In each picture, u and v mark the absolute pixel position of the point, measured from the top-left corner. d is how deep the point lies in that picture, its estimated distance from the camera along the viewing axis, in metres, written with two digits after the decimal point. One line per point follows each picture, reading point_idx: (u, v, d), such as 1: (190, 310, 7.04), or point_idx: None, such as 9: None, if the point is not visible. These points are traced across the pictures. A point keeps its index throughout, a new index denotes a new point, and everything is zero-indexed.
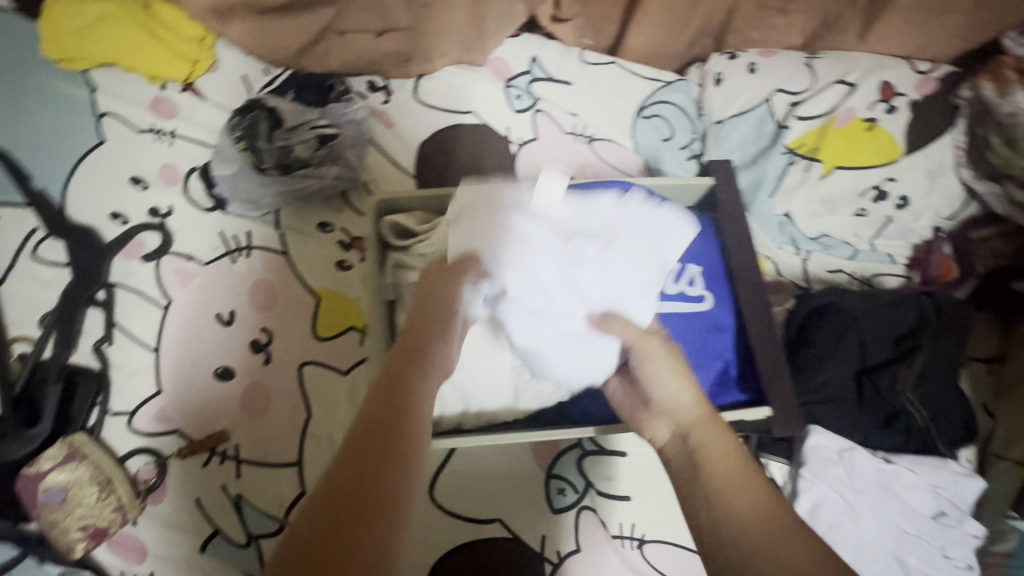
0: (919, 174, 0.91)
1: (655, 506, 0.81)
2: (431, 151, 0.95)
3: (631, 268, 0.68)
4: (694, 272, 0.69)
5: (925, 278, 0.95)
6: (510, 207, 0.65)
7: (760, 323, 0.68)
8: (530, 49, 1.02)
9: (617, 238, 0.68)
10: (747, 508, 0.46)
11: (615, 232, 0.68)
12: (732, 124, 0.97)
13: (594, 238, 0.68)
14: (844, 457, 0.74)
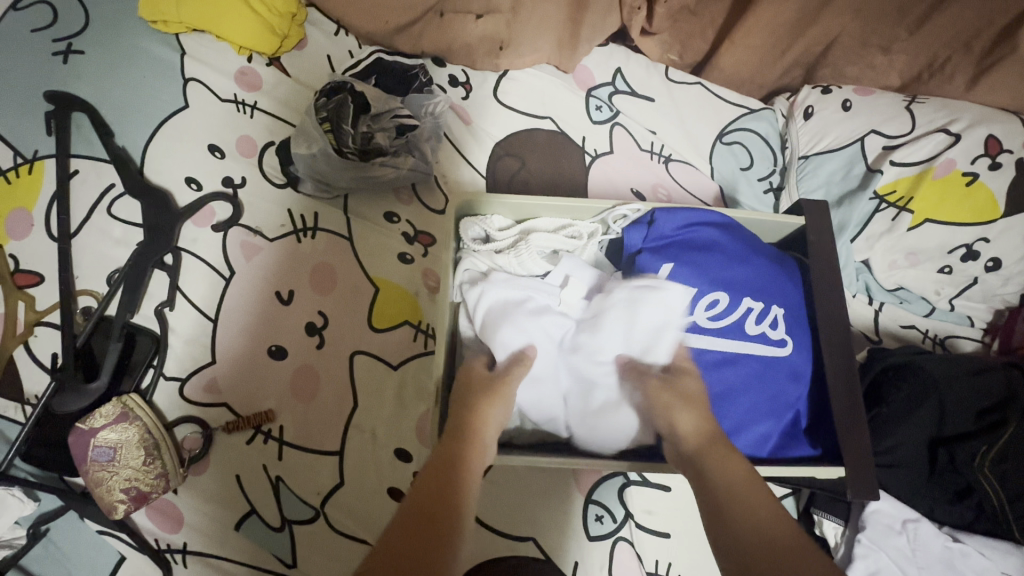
0: (1016, 238, 0.85)
1: (692, 547, 0.78)
2: (503, 152, 0.93)
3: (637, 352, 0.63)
4: (778, 315, 0.66)
5: (1004, 346, 0.89)
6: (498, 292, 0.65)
7: (844, 381, 0.65)
8: (615, 60, 1.00)
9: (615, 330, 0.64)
10: (766, 515, 0.47)
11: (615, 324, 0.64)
12: (818, 161, 0.93)
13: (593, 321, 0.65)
14: (911, 529, 0.71)
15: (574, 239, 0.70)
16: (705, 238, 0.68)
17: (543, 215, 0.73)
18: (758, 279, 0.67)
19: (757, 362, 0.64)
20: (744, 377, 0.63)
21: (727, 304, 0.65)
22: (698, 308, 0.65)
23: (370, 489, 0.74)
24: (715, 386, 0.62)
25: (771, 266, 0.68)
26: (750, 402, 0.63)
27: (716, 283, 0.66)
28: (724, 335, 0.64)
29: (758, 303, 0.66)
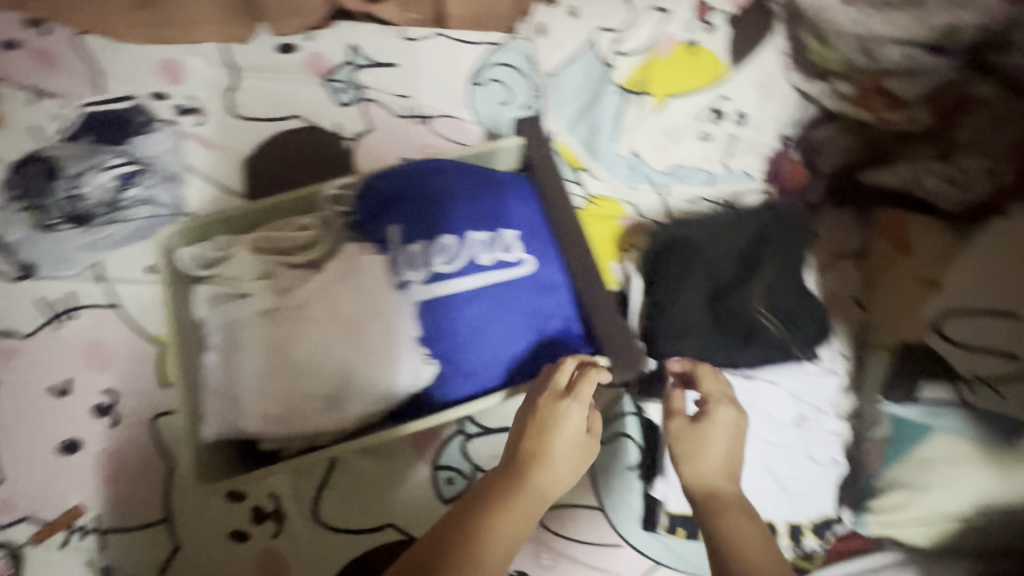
0: (750, 88, 0.91)
1: (542, 473, 0.79)
2: (257, 165, 0.90)
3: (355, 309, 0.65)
4: (509, 237, 0.68)
5: (782, 189, 0.94)
6: (220, 310, 0.65)
7: (593, 274, 0.68)
8: (345, 37, 0.97)
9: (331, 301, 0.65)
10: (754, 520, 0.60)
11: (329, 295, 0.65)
12: (564, 75, 0.94)
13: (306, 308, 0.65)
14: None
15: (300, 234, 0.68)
16: (425, 190, 0.68)
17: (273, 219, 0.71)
18: (487, 209, 0.69)
19: (500, 287, 0.66)
20: (487, 303, 0.66)
21: (457, 245, 0.66)
22: (433, 257, 0.66)
23: (211, 540, 0.73)
24: (467, 320, 0.66)
25: (498, 195, 0.70)
26: (512, 322, 0.66)
27: (442, 227, 0.67)
28: (460, 274, 0.66)
29: (484, 233, 0.67)
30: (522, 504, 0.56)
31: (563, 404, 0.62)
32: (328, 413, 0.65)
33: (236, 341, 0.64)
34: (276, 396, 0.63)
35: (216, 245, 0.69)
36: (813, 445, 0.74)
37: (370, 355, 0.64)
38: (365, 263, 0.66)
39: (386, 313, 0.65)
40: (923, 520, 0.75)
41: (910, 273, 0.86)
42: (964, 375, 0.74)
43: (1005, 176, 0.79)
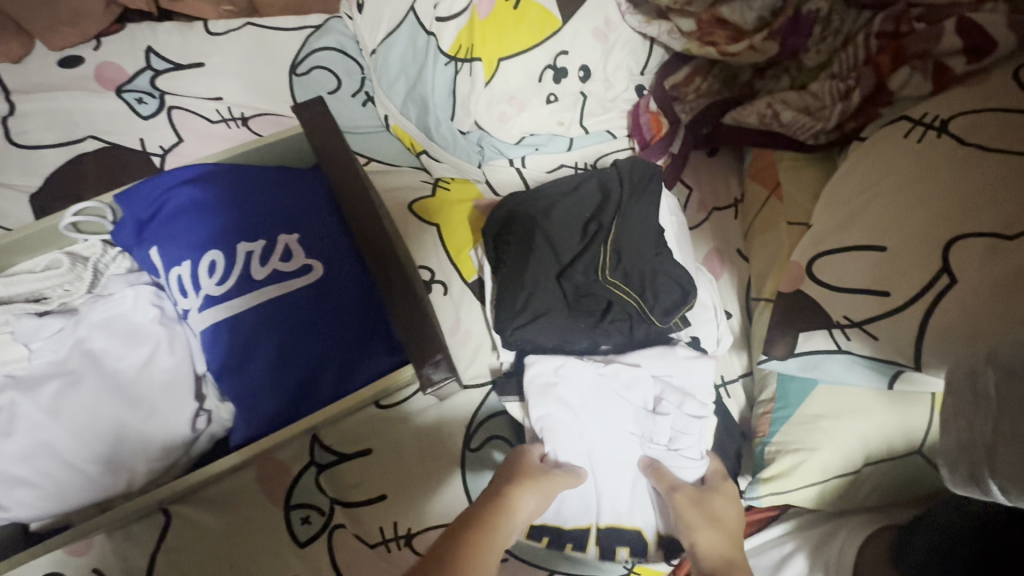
0: (588, 38, 0.82)
1: (407, 493, 0.71)
2: (47, 199, 0.79)
3: (120, 346, 0.56)
4: (287, 242, 0.60)
5: (643, 144, 0.88)
6: None
7: (390, 271, 0.58)
8: (141, 41, 0.86)
9: (95, 342, 0.57)
10: None
11: (91, 336, 0.57)
12: (386, 51, 0.85)
13: (65, 355, 0.56)
14: (561, 374, 0.69)
15: (50, 273, 0.59)
16: (185, 202, 0.59)
17: (20, 259, 0.60)
18: (268, 214, 0.60)
19: (286, 301, 0.58)
20: (272, 322, 0.57)
21: (226, 259, 0.58)
22: (202, 278, 0.57)
23: None
24: (251, 346, 0.57)
25: (281, 195, 0.62)
26: (308, 339, 0.58)
27: (208, 241, 0.58)
28: (235, 293, 0.57)
29: (257, 242, 0.59)
30: (508, 529, 0.52)
31: (525, 489, 0.57)
32: (102, 476, 0.54)
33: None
34: (37, 468, 0.54)
35: None
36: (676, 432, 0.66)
37: (142, 401, 0.55)
38: (129, 296, 0.58)
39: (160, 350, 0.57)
40: (816, 483, 0.69)
41: (779, 218, 0.79)
42: (835, 321, 0.66)
43: (854, 97, 0.74)
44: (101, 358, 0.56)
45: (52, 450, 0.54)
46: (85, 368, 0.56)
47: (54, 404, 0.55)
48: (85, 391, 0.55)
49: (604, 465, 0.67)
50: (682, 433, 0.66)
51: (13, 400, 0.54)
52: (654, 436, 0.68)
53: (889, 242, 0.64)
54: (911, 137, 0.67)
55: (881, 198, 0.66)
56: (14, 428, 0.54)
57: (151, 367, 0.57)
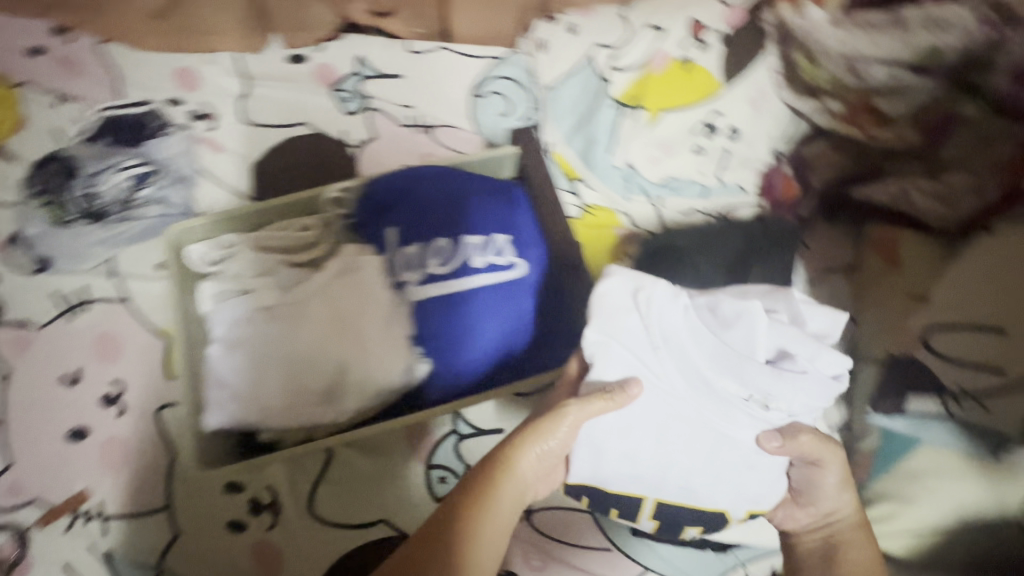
0: (743, 105, 0.94)
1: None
2: (265, 170, 0.94)
3: (346, 301, 0.68)
4: (504, 241, 0.71)
5: (773, 202, 0.97)
6: (225, 304, 0.69)
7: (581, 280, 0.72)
8: (353, 49, 1.01)
9: (324, 293, 0.68)
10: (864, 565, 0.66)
11: (322, 288, 0.69)
12: (561, 88, 0.97)
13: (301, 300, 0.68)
14: (641, 299, 0.66)
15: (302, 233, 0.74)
16: (423, 194, 0.72)
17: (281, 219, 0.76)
18: (483, 215, 0.72)
19: (489, 288, 0.69)
20: (479, 305, 0.69)
21: (451, 247, 0.70)
22: (429, 258, 0.70)
23: (207, 529, 0.75)
24: (457, 322, 0.68)
25: (493, 201, 0.73)
26: (502, 324, 0.69)
27: (438, 230, 0.71)
28: (455, 275, 0.69)
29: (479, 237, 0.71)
30: (497, 506, 0.63)
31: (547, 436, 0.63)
32: (325, 404, 0.67)
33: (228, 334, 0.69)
34: (274, 386, 0.66)
35: (223, 242, 0.74)
36: (806, 394, 0.62)
37: (362, 346, 0.66)
38: (357, 262, 0.69)
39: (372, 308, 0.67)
40: (916, 534, 0.75)
41: (898, 289, 0.86)
42: (947, 387, 0.74)
43: (991, 194, 0.80)
44: (329, 308, 0.68)
45: (286, 375, 0.66)
46: (315, 313, 0.68)
47: (292, 339, 0.67)
48: (316, 334, 0.67)
49: (683, 416, 0.65)
50: (809, 397, 0.63)
51: (262, 330, 0.67)
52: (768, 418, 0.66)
53: (1009, 326, 0.71)
54: None
55: (1005, 286, 0.73)
56: (260, 351, 0.67)
57: (366, 323, 0.67)
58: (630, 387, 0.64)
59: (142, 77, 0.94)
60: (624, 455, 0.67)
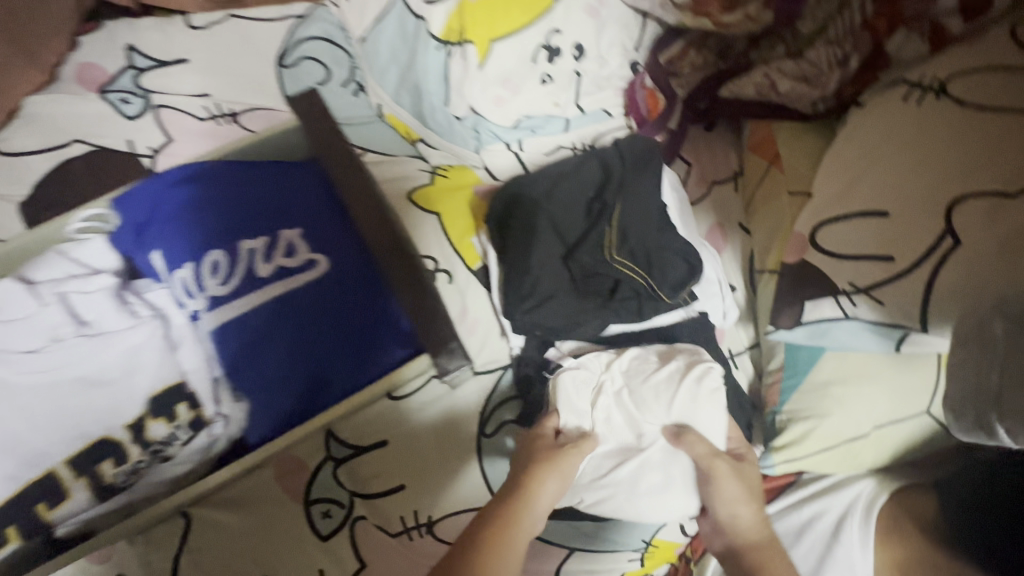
0: (581, 15, 0.81)
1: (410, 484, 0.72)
2: (40, 207, 0.77)
3: (76, 363, 0.52)
4: (290, 238, 0.59)
5: (640, 121, 0.88)
6: None
7: (404, 267, 0.58)
8: (120, 38, 0.84)
9: (54, 357, 0.52)
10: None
11: (48, 351, 0.52)
12: (375, 37, 0.83)
13: (29, 359, 0.52)
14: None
15: (39, 263, 0.56)
16: (183, 202, 0.59)
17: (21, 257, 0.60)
18: (269, 208, 0.60)
19: (291, 298, 0.57)
20: (275, 321, 0.56)
21: (228, 259, 0.58)
22: (206, 279, 0.57)
23: None
24: (255, 347, 0.56)
25: (269, 189, 0.61)
26: (312, 338, 0.56)
27: (209, 242, 0.58)
28: (240, 294, 0.56)
29: (258, 239, 0.58)
30: (529, 523, 0.57)
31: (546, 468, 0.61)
32: (106, 463, 0.53)
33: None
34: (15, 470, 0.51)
35: None
36: (71, 305, 0.54)
37: (113, 406, 0.53)
38: (98, 304, 0.55)
39: (128, 357, 0.54)
40: (831, 447, 0.71)
41: (781, 187, 0.79)
42: (840, 288, 0.66)
43: (852, 63, 0.74)
44: (67, 367, 0.52)
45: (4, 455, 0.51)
46: (43, 379, 0.52)
47: (26, 411, 0.51)
48: (56, 405, 0.52)
49: None
50: (77, 304, 0.55)
51: None
52: (11, 339, 0.53)
53: (889, 208, 0.64)
54: (909, 100, 0.67)
55: (889, 161, 0.65)
56: None
57: (133, 363, 0.54)
58: None
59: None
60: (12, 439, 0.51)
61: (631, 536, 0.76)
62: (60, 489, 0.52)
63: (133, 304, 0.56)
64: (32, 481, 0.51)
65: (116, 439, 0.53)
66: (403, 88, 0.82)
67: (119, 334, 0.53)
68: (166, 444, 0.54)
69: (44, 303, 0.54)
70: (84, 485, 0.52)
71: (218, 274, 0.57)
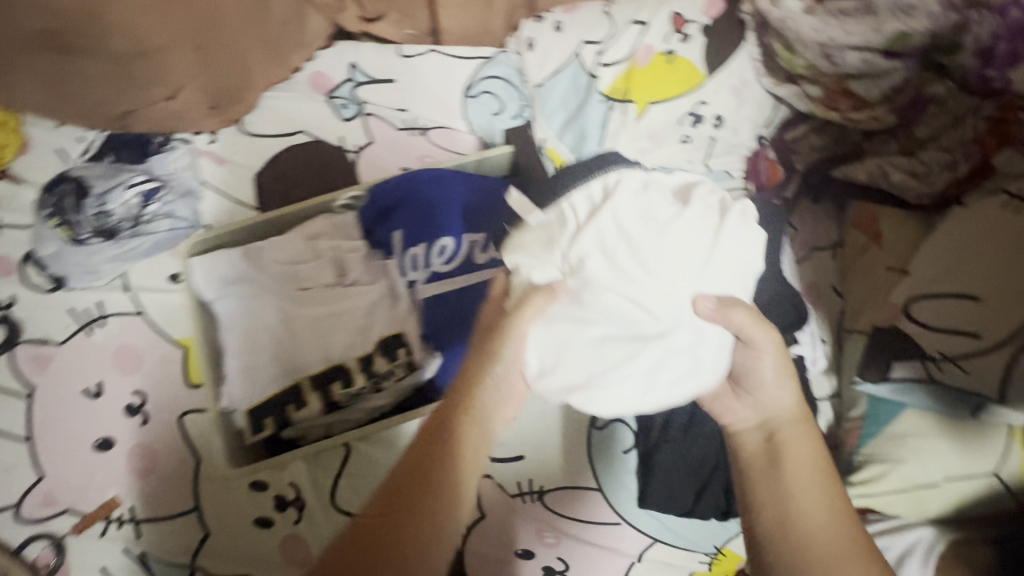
0: (726, 93, 0.97)
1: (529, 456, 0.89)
2: (268, 179, 0.95)
3: (335, 304, 0.70)
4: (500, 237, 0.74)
5: (759, 185, 1.01)
6: (221, 288, 0.70)
7: None
8: (347, 56, 1.03)
9: (322, 296, 0.70)
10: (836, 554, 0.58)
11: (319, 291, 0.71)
12: (550, 85, 1.00)
13: (306, 294, 0.70)
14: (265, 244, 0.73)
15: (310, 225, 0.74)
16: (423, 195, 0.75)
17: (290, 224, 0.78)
18: (484, 211, 0.76)
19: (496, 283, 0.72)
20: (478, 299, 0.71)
21: (454, 247, 0.73)
22: (433, 258, 0.73)
23: (235, 528, 0.78)
24: (460, 317, 0.71)
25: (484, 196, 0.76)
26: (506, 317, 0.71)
27: (440, 230, 0.73)
28: (457, 273, 0.72)
29: (477, 235, 0.74)
30: (469, 448, 0.61)
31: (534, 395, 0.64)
32: (338, 384, 0.68)
33: (222, 320, 0.69)
34: (277, 373, 0.67)
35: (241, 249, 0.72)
36: (334, 262, 0.73)
37: (352, 340, 0.69)
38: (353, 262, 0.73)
39: (370, 306, 0.71)
40: (904, 489, 0.81)
41: (880, 262, 0.92)
42: (929, 353, 0.77)
43: (960, 168, 0.85)
44: (328, 306, 0.70)
45: (274, 362, 0.68)
46: (309, 311, 0.69)
47: (295, 332, 0.69)
48: (314, 332, 0.69)
49: (254, 297, 0.70)
50: (338, 261, 0.73)
51: (264, 323, 0.69)
52: (293, 278, 0.71)
53: (980, 294, 0.75)
54: (1008, 208, 0.77)
55: (987, 257, 0.76)
56: (254, 342, 0.68)
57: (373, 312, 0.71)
58: (203, 282, 0.70)
59: (148, 71, 0.85)
60: (281, 350, 0.68)
61: (702, 539, 0.84)
62: (301, 396, 0.67)
63: (377, 268, 0.73)
64: (287, 386, 0.67)
65: (346, 366, 0.69)
66: (568, 128, 0.98)
67: (368, 290, 0.71)
68: (383, 378, 0.69)
69: (317, 256, 0.73)
70: (317, 398, 0.67)
71: (444, 255, 0.73)
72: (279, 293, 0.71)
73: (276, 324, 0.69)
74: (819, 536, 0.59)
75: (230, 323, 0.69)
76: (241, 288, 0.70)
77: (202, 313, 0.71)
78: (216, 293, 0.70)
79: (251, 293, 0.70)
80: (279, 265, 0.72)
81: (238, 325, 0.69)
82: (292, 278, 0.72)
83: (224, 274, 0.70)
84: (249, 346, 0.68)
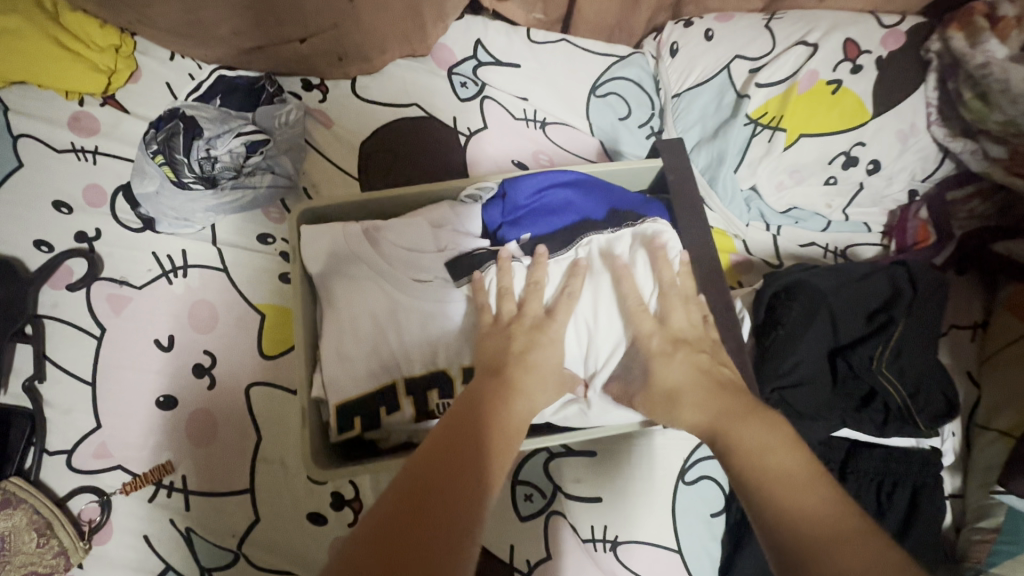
0: (889, 137, 0.86)
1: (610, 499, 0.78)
2: (374, 149, 0.89)
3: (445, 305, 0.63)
4: None
5: (902, 246, 0.91)
6: (331, 264, 0.65)
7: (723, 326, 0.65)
8: (473, 31, 0.96)
9: (432, 293, 0.64)
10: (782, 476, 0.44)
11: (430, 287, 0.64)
12: (689, 98, 0.91)
13: (416, 289, 0.64)
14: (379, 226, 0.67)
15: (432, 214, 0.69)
16: (558, 201, 0.69)
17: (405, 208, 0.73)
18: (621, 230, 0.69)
19: None
20: None
21: None
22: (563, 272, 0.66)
23: (287, 519, 0.72)
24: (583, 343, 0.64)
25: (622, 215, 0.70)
26: None
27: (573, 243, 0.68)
28: None
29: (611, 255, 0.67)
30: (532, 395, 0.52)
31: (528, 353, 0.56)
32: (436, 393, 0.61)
33: (330, 298, 0.64)
34: (371, 370, 0.62)
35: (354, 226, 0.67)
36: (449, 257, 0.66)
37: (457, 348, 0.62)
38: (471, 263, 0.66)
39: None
40: None
41: None
42: None
43: None
44: (437, 305, 0.63)
45: (371, 356, 0.62)
46: (417, 307, 0.63)
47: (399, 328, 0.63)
48: (419, 331, 0.62)
49: (361, 281, 0.64)
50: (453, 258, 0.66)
51: (368, 312, 0.63)
52: (405, 268, 0.65)
53: None
54: None
55: None
56: (353, 330, 0.62)
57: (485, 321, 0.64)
58: (312, 256, 0.65)
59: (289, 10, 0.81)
60: (380, 345, 0.62)
61: None
62: (395, 399, 0.61)
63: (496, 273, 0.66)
64: (381, 385, 0.61)
65: (449, 375, 0.61)
66: (702, 149, 0.90)
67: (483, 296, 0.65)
68: None
69: (440, 248, 0.67)
70: (411, 403, 0.61)
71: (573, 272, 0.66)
72: (388, 281, 0.64)
73: (380, 316, 0.63)
74: (779, 481, 0.43)
75: (334, 305, 0.64)
76: (350, 269, 0.65)
77: (301, 288, 0.67)
78: (321, 270, 0.65)
79: (358, 275, 0.65)
80: (391, 252, 0.66)
81: (340, 308, 0.63)
82: (404, 266, 0.65)
83: (334, 251, 0.66)
84: (348, 334, 0.62)
